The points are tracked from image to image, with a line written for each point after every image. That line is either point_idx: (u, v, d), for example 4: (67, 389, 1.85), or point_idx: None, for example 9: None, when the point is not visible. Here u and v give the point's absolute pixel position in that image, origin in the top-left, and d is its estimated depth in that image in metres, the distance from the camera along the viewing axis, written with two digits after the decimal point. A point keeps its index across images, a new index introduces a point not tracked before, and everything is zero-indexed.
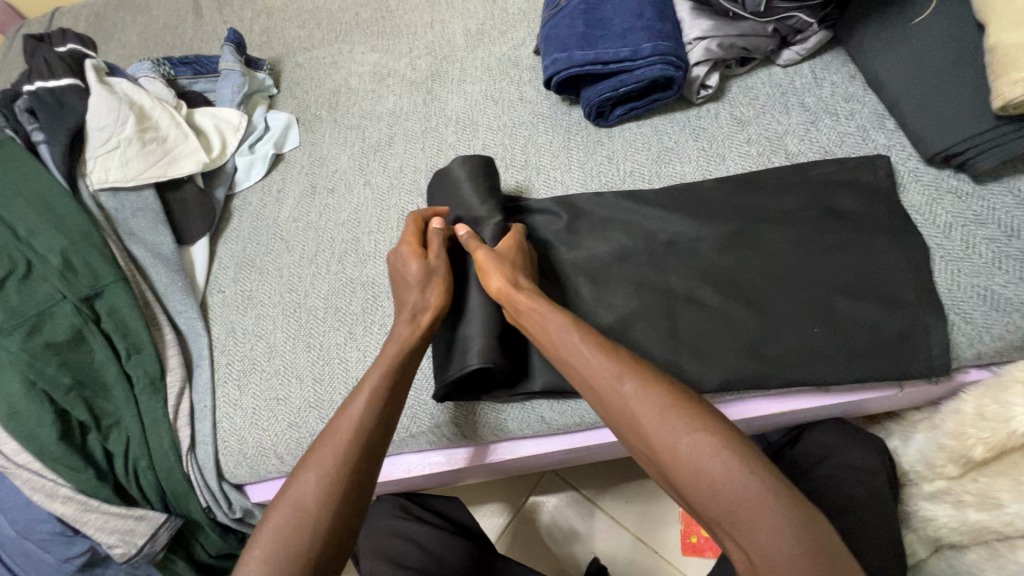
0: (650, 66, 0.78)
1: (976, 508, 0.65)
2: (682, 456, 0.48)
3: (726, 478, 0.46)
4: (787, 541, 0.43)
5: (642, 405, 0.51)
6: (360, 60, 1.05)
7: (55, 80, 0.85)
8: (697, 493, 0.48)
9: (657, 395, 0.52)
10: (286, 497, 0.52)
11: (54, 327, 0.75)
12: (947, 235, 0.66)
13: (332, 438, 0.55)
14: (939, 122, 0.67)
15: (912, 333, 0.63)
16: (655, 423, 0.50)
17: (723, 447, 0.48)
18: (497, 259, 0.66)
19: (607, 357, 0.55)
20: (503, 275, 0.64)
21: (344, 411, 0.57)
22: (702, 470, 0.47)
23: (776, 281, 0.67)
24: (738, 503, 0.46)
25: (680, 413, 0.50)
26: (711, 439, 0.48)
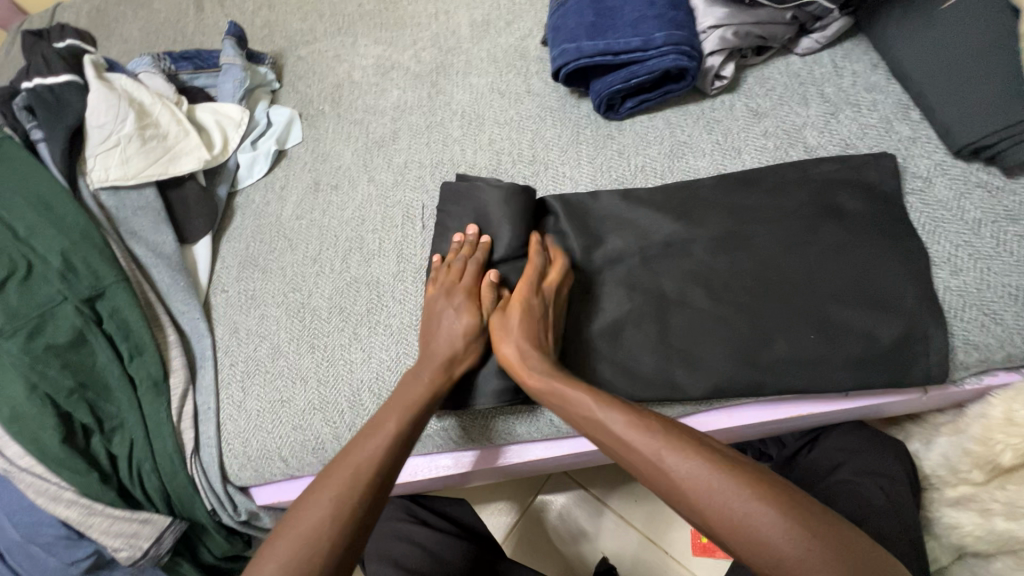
0: (662, 56, 0.75)
1: (1005, 518, 0.64)
2: (739, 528, 0.45)
3: (792, 547, 0.43)
4: None
5: (682, 475, 0.49)
6: (363, 52, 1.02)
7: (53, 77, 0.84)
8: (759, 563, 0.45)
9: (694, 461, 0.49)
10: (287, 524, 0.52)
11: (56, 328, 0.74)
12: (976, 232, 0.63)
13: (342, 471, 0.55)
14: (968, 112, 0.64)
15: (937, 337, 0.60)
16: (703, 497, 0.47)
17: (780, 511, 0.45)
18: (516, 323, 0.63)
19: (638, 421, 0.53)
20: (516, 344, 0.62)
21: (360, 446, 0.57)
22: (760, 537, 0.44)
23: (796, 281, 0.64)
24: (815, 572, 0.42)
25: (723, 475, 0.47)
26: (760, 504, 0.45)
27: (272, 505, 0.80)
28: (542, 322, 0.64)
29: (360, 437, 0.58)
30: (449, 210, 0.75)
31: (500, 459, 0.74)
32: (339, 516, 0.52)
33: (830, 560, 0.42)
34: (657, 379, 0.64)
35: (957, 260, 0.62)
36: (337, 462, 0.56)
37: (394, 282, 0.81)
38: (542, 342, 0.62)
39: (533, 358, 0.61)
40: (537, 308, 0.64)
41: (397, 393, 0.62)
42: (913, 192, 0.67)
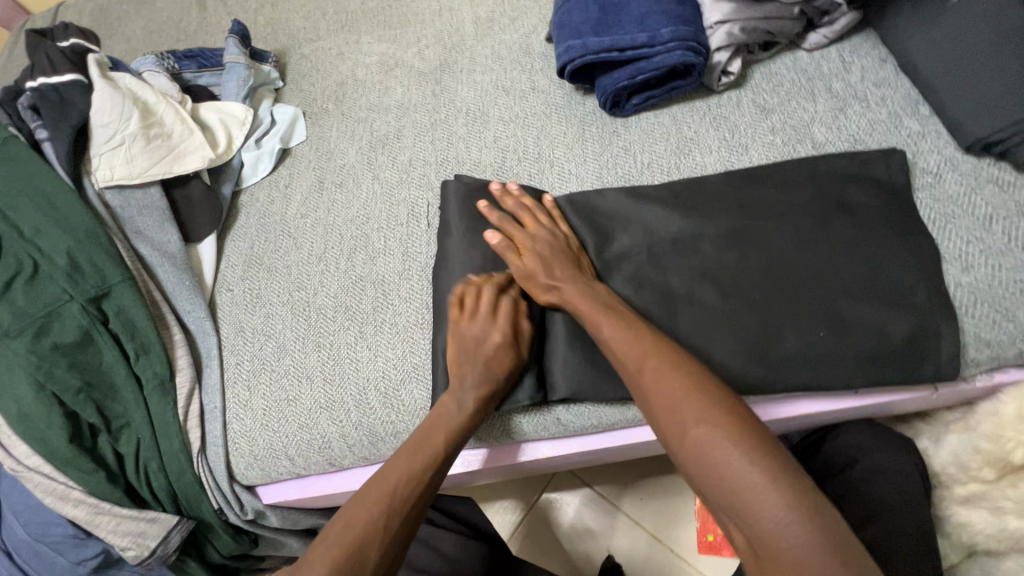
0: (669, 52, 0.74)
1: (1016, 516, 0.64)
2: (689, 441, 0.49)
3: (731, 467, 0.46)
4: (789, 520, 0.42)
5: (658, 389, 0.53)
6: (367, 50, 1.02)
7: (58, 77, 0.83)
8: (702, 478, 0.48)
9: (676, 382, 0.53)
10: (336, 523, 0.55)
11: (62, 328, 0.74)
12: (987, 228, 0.62)
13: (384, 484, 0.57)
14: (979, 107, 0.63)
15: (948, 334, 0.60)
16: (667, 410, 0.52)
17: (737, 438, 0.47)
18: (536, 273, 0.65)
19: (637, 340, 0.57)
20: (545, 285, 0.65)
21: (403, 458, 0.59)
22: (707, 453, 0.48)
23: (805, 277, 0.64)
24: (744, 491, 0.45)
25: (698, 400, 0.51)
26: (719, 430, 0.48)
27: (279, 504, 0.80)
28: (558, 257, 0.66)
29: (404, 450, 0.60)
30: (451, 209, 0.76)
31: (507, 457, 0.74)
32: (385, 529, 0.54)
33: (770, 484, 0.44)
34: None
35: (968, 257, 0.62)
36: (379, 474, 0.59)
37: (400, 280, 0.81)
38: (567, 274, 0.65)
39: (565, 290, 0.63)
40: (546, 247, 0.67)
41: (437, 412, 0.63)
42: (924, 188, 0.66)
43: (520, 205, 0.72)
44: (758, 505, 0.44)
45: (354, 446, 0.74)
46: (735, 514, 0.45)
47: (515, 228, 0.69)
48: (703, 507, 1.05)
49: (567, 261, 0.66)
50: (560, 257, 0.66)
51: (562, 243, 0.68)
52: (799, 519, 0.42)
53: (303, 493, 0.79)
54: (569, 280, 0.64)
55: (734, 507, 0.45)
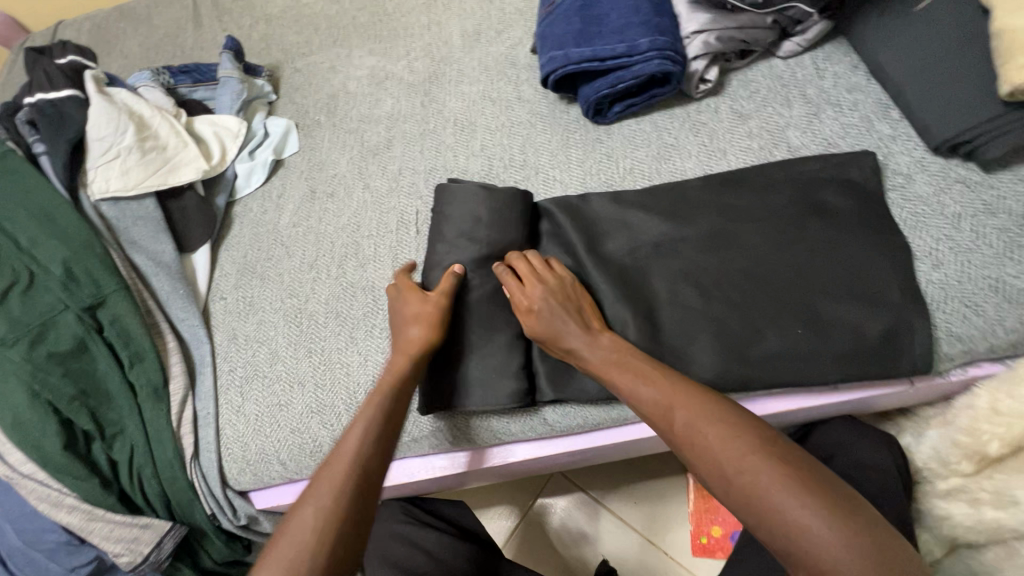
0: (647, 61, 0.76)
1: (992, 507, 0.64)
2: (734, 486, 0.48)
3: (787, 512, 0.44)
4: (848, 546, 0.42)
5: (690, 432, 0.52)
6: (358, 63, 1.05)
7: (56, 92, 0.86)
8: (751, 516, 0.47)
9: (708, 423, 0.51)
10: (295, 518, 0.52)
11: (58, 337, 0.76)
12: (956, 226, 0.64)
13: (328, 472, 0.55)
14: (945, 110, 0.66)
15: (921, 329, 0.61)
16: (705, 455, 0.50)
17: (784, 480, 0.46)
18: (546, 337, 0.64)
19: (654, 385, 0.56)
20: (564, 351, 0.63)
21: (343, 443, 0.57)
22: (747, 491, 0.47)
23: (783, 275, 0.66)
24: (805, 540, 0.43)
25: (731, 440, 0.49)
26: (765, 470, 0.47)
27: (272, 509, 0.81)
28: (562, 315, 0.63)
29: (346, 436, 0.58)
30: (448, 211, 0.74)
31: (496, 459, 0.75)
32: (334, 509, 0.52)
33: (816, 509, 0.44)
34: None
35: (938, 254, 0.64)
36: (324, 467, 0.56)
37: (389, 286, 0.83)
38: (577, 335, 0.62)
39: (584, 357, 0.62)
40: (547, 307, 0.63)
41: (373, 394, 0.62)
42: (896, 189, 0.68)
43: (511, 257, 0.69)
44: (816, 548, 0.43)
45: None
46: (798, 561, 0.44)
47: (513, 289, 0.66)
48: (697, 509, 1.06)
49: (578, 321, 0.63)
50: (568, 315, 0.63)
51: (561, 296, 0.65)
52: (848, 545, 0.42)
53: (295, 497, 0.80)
54: (581, 340, 0.62)
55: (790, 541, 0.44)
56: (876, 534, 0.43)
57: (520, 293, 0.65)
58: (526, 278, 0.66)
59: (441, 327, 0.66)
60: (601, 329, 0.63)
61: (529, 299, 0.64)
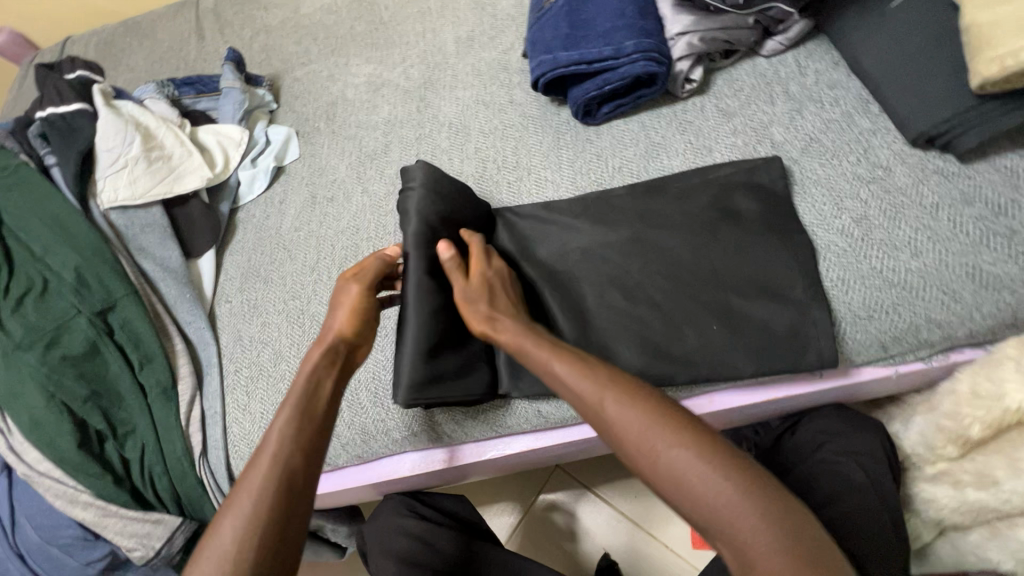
0: (633, 62, 0.79)
1: (975, 487, 0.66)
2: (667, 471, 0.48)
3: (716, 494, 0.45)
4: (774, 537, 0.43)
5: (624, 418, 0.51)
6: (355, 71, 1.08)
7: (65, 106, 0.89)
8: (686, 508, 0.47)
9: (640, 410, 0.51)
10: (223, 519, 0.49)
11: (71, 340, 0.79)
12: (934, 216, 0.66)
13: (253, 475, 0.51)
14: (921, 103, 0.67)
15: (823, 321, 0.65)
16: (639, 440, 0.50)
17: (713, 461, 0.47)
18: (471, 299, 0.64)
19: (590, 378, 0.54)
20: (483, 315, 0.63)
21: (264, 445, 0.53)
22: (682, 484, 0.47)
23: (701, 277, 0.69)
24: (736, 533, 0.44)
25: (663, 425, 0.50)
26: (695, 452, 0.47)
27: None
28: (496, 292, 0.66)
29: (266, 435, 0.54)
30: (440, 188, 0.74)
31: (494, 451, 0.78)
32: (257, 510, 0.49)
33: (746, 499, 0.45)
34: (637, 370, 0.67)
35: (917, 243, 0.66)
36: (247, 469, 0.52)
37: None
38: (501, 308, 0.64)
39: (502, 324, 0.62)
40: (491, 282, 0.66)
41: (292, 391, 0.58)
42: (801, 195, 0.72)
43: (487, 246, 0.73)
44: (745, 540, 0.44)
45: (347, 445, 0.78)
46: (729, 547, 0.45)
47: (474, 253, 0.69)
48: None
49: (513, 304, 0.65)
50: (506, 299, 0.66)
51: (505, 283, 0.68)
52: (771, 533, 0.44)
53: None
54: (506, 313, 0.63)
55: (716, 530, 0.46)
56: (788, 503, 0.45)
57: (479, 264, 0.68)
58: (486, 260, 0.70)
59: (359, 316, 0.65)
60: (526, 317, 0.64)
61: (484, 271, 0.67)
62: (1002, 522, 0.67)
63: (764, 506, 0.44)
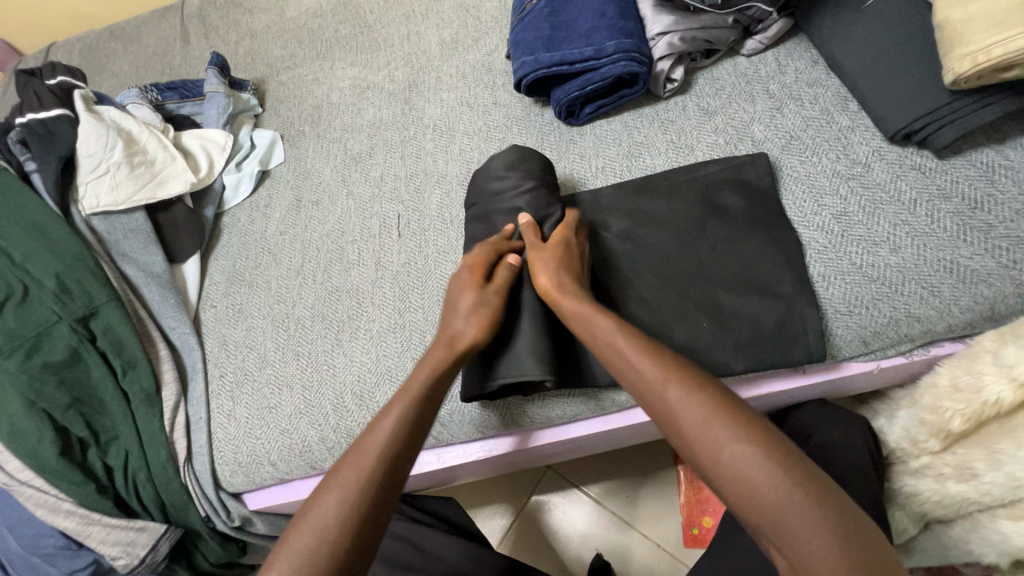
0: (614, 63, 0.79)
1: (956, 480, 0.67)
2: (726, 464, 0.48)
3: (780, 497, 0.45)
4: (838, 547, 0.43)
5: (686, 406, 0.51)
6: (340, 75, 1.08)
7: (46, 111, 0.88)
8: (744, 505, 0.47)
9: (704, 403, 0.51)
10: (320, 502, 0.52)
11: (52, 347, 0.78)
12: (912, 211, 0.67)
13: (360, 458, 0.54)
14: (897, 100, 0.68)
15: (810, 317, 0.65)
16: (699, 430, 0.50)
17: (775, 458, 0.47)
18: (541, 258, 0.68)
19: (656, 362, 0.55)
20: (551, 271, 0.66)
21: (375, 435, 0.55)
22: (744, 479, 0.47)
23: (686, 275, 0.69)
24: (796, 537, 0.44)
25: (726, 418, 0.49)
26: (758, 448, 0.47)
27: (264, 510, 0.84)
28: (571, 255, 0.68)
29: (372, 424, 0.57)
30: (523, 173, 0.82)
31: (481, 451, 0.78)
32: (359, 500, 0.51)
33: (810, 506, 0.44)
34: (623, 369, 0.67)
35: (896, 239, 0.66)
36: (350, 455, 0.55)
37: (373, 288, 0.85)
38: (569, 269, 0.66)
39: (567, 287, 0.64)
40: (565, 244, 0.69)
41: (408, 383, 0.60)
42: (782, 191, 0.73)
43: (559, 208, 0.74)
44: (806, 546, 0.44)
45: (333, 449, 0.78)
46: (787, 550, 0.45)
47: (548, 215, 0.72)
48: (688, 501, 1.06)
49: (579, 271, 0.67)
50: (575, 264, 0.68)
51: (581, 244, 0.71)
52: (835, 546, 0.43)
53: (286, 498, 0.82)
54: (571, 278, 0.66)
55: (776, 533, 0.45)
56: (855, 518, 0.44)
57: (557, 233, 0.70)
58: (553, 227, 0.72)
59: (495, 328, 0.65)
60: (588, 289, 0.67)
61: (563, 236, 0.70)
62: (983, 513, 0.67)
63: (826, 512, 0.44)
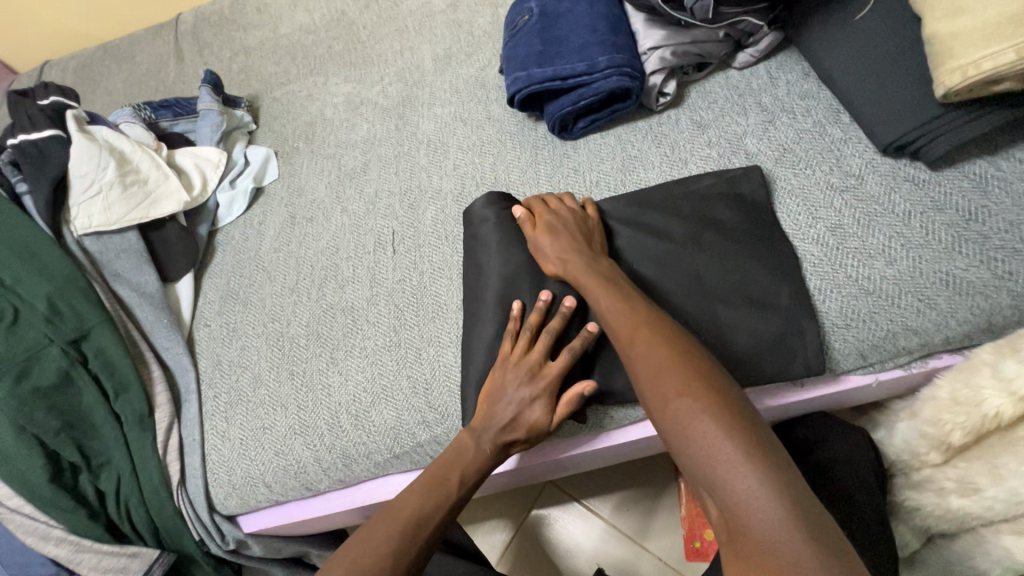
0: (606, 78, 0.79)
1: (957, 495, 0.67)
2: (670, 409, 0.50)
3: (713, 443, 0.46)
4: (765, 498, 0.42)
5: (646, 360, 0.54)
6: (334, 90, 1.08)
7: (38, 132, 0.88)
8: (681, 448, 0.48)
9: (665, 356, 0.53)
10: (358, 538, 0.58)
11: (42, 371, 0.77)
12: (906, 224, 0.67)
13: (401, 513, 0.60)
14: (888, 113, 0.68)
15: (810, 331, 0.65)
16: (654, 381, 0.52)
17: (715, 409, 0.48)
18: (542, 242, 0.70)
19: (633, 319, 0.58)
20: (552, 258, 0.68)
21: (416, 499, 0.62)
22: (686, 425, 0.48)
23: (685, 288, 0.68)
24: (723, 483, 0.44)
25: (683, 371, 0.51)
26: (704, 399, 0.48)
27: (259, 532, 0.83)
28: (571, 231, 0.69)
29: (422, 488, 0.63)
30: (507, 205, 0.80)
31: None
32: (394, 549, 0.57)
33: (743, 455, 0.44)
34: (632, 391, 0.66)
35: (891, 251, 0.66)
36: (397, 520, 0.60)
37: (368, 306, 0.84)
38: (570, 243, 0.68)
39: (570, 260, 0.67)
40: (561, 222, 0.70)
41: (458, 449, 0.65)
42: (778, 205, 0.73)
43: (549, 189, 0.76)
44: (731, 491, 0.44)
45: (328, 469, 0.77)
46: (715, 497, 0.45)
47: (537, 204, 0.74)
48: (690, 514, 1.05)
49: (578, 237, 0.69)
50: (577, 234, 0.69)
51: (578, 215, 0.72)
52: (764, 496, 0.42)
53: (282, 520, 0.81)
54: (571, 249, 0.67)
55: (706, 476, 0.46)
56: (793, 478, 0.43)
57: (541, 215, 0.72)
58: (548, 206, 0.74)
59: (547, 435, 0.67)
60: (597, 253, 0.68)
61: (554, 213, 0.72)
62: (986, 528, 0.67)
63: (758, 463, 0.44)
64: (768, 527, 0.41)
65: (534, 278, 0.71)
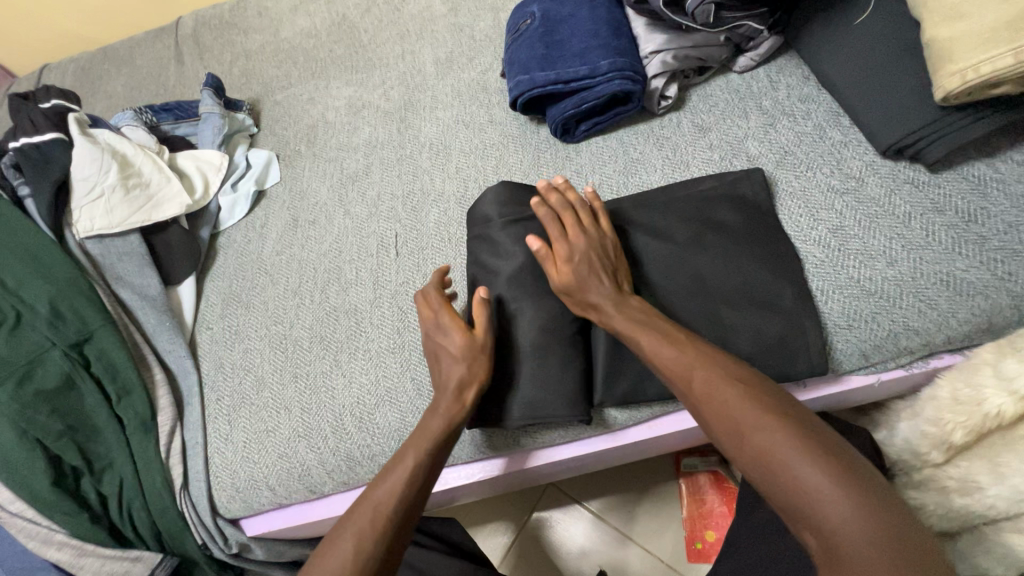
0: (609, 81, 0.80)
1: (959, 494, 0.67)
2: (748, 445, 0.51)
3: (800, 475, 0.48)
4: (863, 522, 0.44)
5: (711, 395, 0.55)
6: (335, 94, 1.08)
7: (39, 135, 0.88)
8: (767, 482, 0.50)
9: (730, 390, 0.54)
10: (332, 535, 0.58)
11: (45, 375, 0.77)
12: (907, 225, 0.68)
13: (368, 502, 0.60)
14: (889, 116, 0.69)
15: (813, 332, 0.65)
16: (724, 417, 0.54)
17: (794, 440, 0.49)
18: (568, 284, 0.66)
19: (686, 354, 0.59)
20: (584, 305, 0.66)
21: (382, 483, 0.61)
22: (767, 459, 0.50)
23: (687, 289, 0.69)
24: (816, 514, 0.46)
25: (751, 404, 0.53)
26: (780, 432, 0.50)
27: (262, 536, 0.82)
28: (596, 269, 0.66)
29: (385, 470, 0.62)
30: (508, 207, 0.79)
31: (484, 471, 0.77)
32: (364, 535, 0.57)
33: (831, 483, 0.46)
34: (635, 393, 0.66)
35: (893, 252, 0.67)
36: (361, 502, 0.60)
37: (371, 309, 0.84)
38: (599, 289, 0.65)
39: (603, 305, 0.65)
40: (584, 260, 0.66)
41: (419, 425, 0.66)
42: (779, 207, 0.73)
43: (560, 206, 0.70)
44: (827, 521, 0.45)
45: (332, 472, 0.77)
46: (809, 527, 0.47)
47: (554, 232, 0.68)
48: (692, 515, 1.06)
49: (605, 275, 0.66)
50: (603, 271, 0.66)
51: (599, 243, 0.68)
52: (861, 521, 0.44)
53: (286, 523, 0.81)
54: (602, 292, 0.65)
55: (799, 508, 0.47)
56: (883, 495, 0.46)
57: (562, 249, 0.67)
58: (564, 232, 0.68)
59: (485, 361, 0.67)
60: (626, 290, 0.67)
61: (574, 245, 0.67)
62: (988, 526, 0.67)
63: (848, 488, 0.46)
64: (869, 552, 0.43)
65: (539, 279, 0.72)
